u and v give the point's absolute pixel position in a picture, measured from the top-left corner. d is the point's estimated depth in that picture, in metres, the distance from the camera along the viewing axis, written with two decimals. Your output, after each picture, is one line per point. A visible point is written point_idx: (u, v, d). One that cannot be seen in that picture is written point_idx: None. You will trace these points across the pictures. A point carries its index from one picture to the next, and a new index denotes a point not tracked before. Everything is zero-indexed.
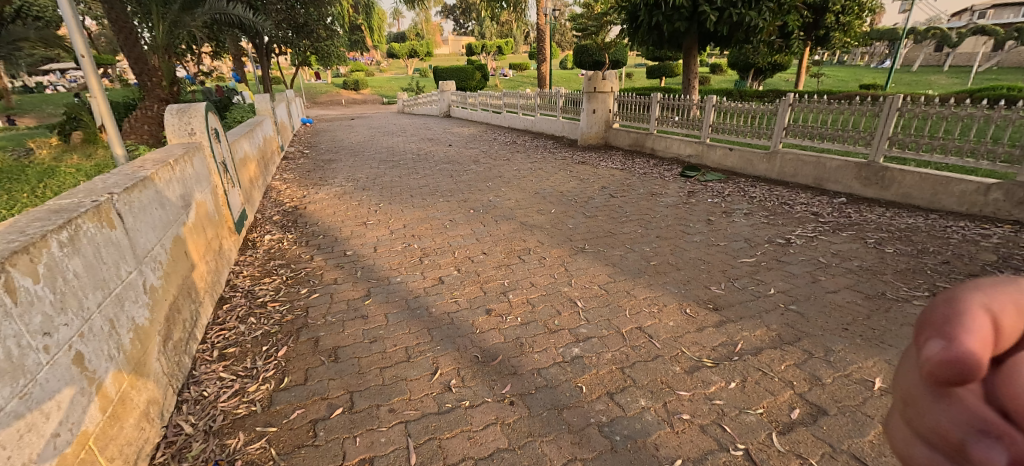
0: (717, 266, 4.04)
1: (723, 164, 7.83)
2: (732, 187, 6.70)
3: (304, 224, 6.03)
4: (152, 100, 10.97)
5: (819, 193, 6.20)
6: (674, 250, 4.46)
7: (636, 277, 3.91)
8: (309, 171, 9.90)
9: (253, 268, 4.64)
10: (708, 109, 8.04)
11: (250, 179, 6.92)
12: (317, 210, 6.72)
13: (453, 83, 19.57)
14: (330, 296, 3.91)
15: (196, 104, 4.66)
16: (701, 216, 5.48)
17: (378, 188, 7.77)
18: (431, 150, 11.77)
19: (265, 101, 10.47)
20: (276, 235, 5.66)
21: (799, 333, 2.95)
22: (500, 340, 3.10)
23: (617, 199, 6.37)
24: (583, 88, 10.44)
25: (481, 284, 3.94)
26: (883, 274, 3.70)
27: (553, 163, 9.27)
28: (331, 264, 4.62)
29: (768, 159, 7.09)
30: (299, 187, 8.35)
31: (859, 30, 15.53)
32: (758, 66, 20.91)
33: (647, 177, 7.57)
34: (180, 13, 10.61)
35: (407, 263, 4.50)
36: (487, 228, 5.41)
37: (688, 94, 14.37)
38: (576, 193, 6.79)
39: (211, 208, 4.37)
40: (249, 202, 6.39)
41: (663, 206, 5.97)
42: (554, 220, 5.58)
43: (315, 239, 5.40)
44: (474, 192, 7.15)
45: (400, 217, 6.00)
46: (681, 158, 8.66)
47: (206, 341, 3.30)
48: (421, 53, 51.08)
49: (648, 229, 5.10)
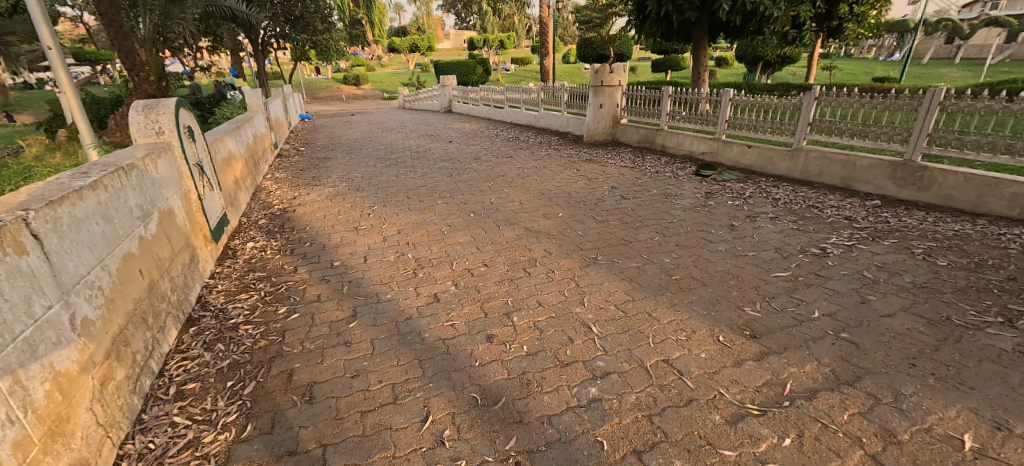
0: (748, 282, 3.57)
1: (741, 163, 7.33)
2: (753, 188, 6.21)
3: (291, 230, 5.57)
4: (140, 96, 10.51)
5: (848, 195, 5.71)
6: (698, 261, 3.99)
7: (657, 294, 3.45)
8: (302, 170, 9.45)
9: (229, 282, 4.19)
10: (724, 104, 7.54)
11: (235, 180, 6.48)
12: (306, 213, 6.26)
13: (454, 77, 19.06)
14: (310, 318, 3.45)
15: (166, 100, 4.21)
16: (723, 221, 5.01)
17: (373, 189, 7.30)
18: (431, 147, 11.30)
19: (256, 98, 10.03)
20: (259, 242, 5.21)
21: (859, 371, 2.48)
22: (503, 376, 2.64)
23: (629, 201, 5.89)
24: (590, 81, 9.91)
25: (482, 303, 3.48)
26: (942, 292, 3.23)
27: (558, 161, 8.79)
28: (315, 277, 4.17)
29: (790, 157, 6.59)
30: (291, 188, 7.90)
31: (873, 21, 14.91)
32: (767, 59, 20.33)
33: (660, 176, 7.10)
34: (169, 4, 10.13)
35: (399, 277, 4.04)
36: (489, 234, 4.95)
37: (698, 88, 13.88)
38: (585, 194, 6.31)
39: (181, 217, 3.91)
40: (233, 205, 5.95)
41: (679, 209, 5.49)
42: (562, 225, 5.11)
43: (300, 247, 4.94)
44: (475, 193, 6.69)
45: (396, 222, 5.54)
46: (694, 155, 8.17)
47: (163, 375, 2.87)
48: (421, 47, 50.48)
49: (666, 236, 4.63)
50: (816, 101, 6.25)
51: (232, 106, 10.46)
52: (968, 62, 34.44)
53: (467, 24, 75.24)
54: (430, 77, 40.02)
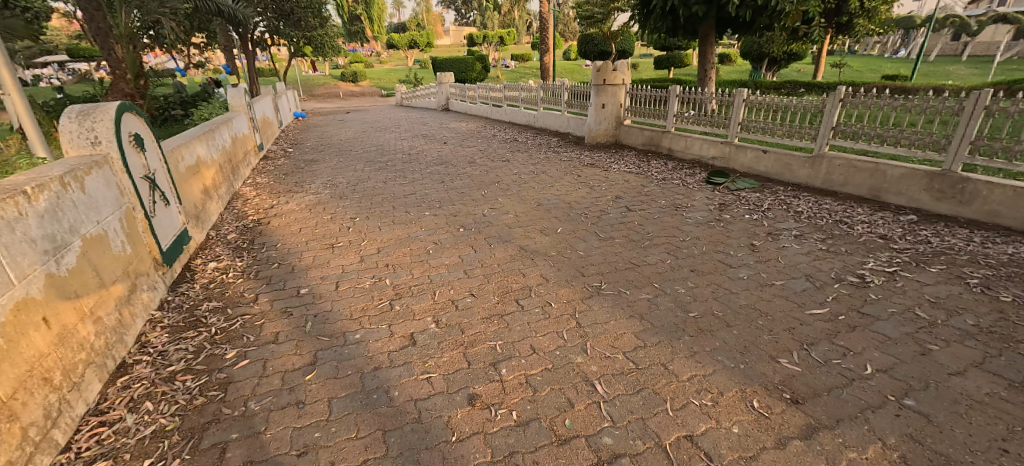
0: (780, 322, 3.03)
1: (755, 169, 6.78)
2: (771, 198, 5.66)
3: (260, 247, 5.02)
4: (115, 95, 9.83)
5: (878, 208, 5.17)
6: (718, 292, 3.44)
7: (673, 338, 2.91)
8: (286, 174, 8.90)
9: (179, 315, 3.64)
10: (737, 105, 7.00)
11: (205, 189, 5.92)
12: (281, 225, 5.72)
13: (451, 75, 18.46)
14: (261, 366, 2.91)
15: (105, 104, 3.65)
16: (742, 239, 4.47)
17: (358, 197, 6.76)
18: (424, 148, 10.75)
19: (239, 96, 9.45)
20: (222, 262, 4.64)
21: (936, 459, 1.98)
22: (486, 459, 2.11)
23: (635, 214, 5.35)
24: (591, 79, 9.34)
25: (465, 348, 2.92)
26: (1015, 344, 2.71)
27: (557, 165, 8.24)
28: (277, 309, 3.61)
29: (810, 164, 6.04)
30: (270, 195, 7.35)
31: (884, 16, 14.30)
32: (772, 56, 19.74)
33: (667, 184, 6.55)
34: None
35: (373, 309, 3.49)
36: (478, 254, 4.41)
37: (704, 87, 13.32)
38: (587, 204, 5.76)
39: (117, 242, 3.35)
40: (199, 218, 5.40)
41: (692, 223, 4.95)
42: (561, 244, 4.55)
43: (266, 269, 4.38)
44: (467, 202, 6.15)
45: (377, 237, 5.00)
46: (704, 160, 7.62)
47: (69, 448, 2.35)
48: (421, 44, 49.69)
49: (679, 258, 4.09)
50: (841, 103, 5.69)
51: (214, 106, 9.85)
52: (976, 59, 33.70)
53: (468, 20, 74.57)
54: (429, 74, 39.56)
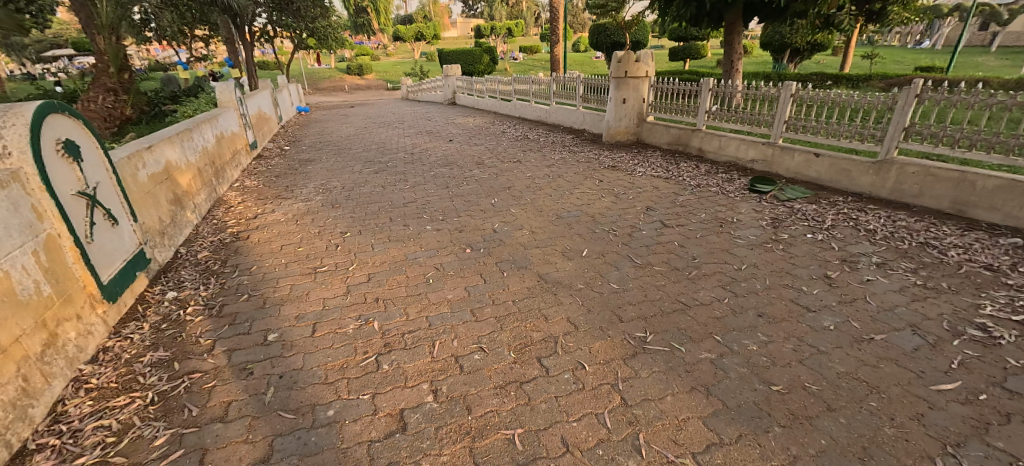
0: (901, 405, 2.25)
1: (805, 174, 5.93)
2: (832, 213, 4.83)
3: (232, 270, 4.26)
4: (96, 89, 9.08)
5: (968, 227, 4.33)
6: (802, 353, 2.65)
7: (759, 429, 2.13)
8: (278, 176, 8.16)
9: (113, 371, 2.89)
10: (784, 100, 6.14)
11: (176, 198, 5.15)
12: (262, 241, 4.96)
13: (457, 67, 17.54)
14: (199, 462, 2.17)
15: (22, 104, 2.92)
16: (812, 269, 3.66)
17: (353, 205, 6.01)
18: (428, 147, 9.97)
19: (228, 92, 8.69)
20: (183, 292, 3.88)
21: None
22: None
23: (674, 230, 4.54)
24: (611, 71, 8.48)
25: (474, 440, 2.16)
26: None
27: (575, 167, 7.42)
28: (235, 365, 2.84)
29: (876, 170, 5.20)
30: (255, 201, 6.60)
31: (922, 3, 13.22)
32: (795, 46, 18.63)
33: (705, 192, 5.74)
34: None
35: (357, 368, 2.72)
36: (488, 286, 3.61)
37: (730, 80, 12.29)
38: (615, 218, 4.96)
39: (25, 285, 2.61)
40: (166, 234, 4.64)
41: (745, 245, 4.14)
42: (589, 271, 3.75)
43: (232, 303, 3.62)
44: (474, 213, 5.37)
45: (369, 259, 4.22)
46: (741, 163, 6.78)
47: None
48: (427, 36, 48.64)
49: (740, 295, 3.29)
50: (917, 99, 4.86)
51: (202, 101, 9.10)
52: (1005, 50, 32.19)
53: (476, 11, 73.21)
54: (435, 67, 38.69)
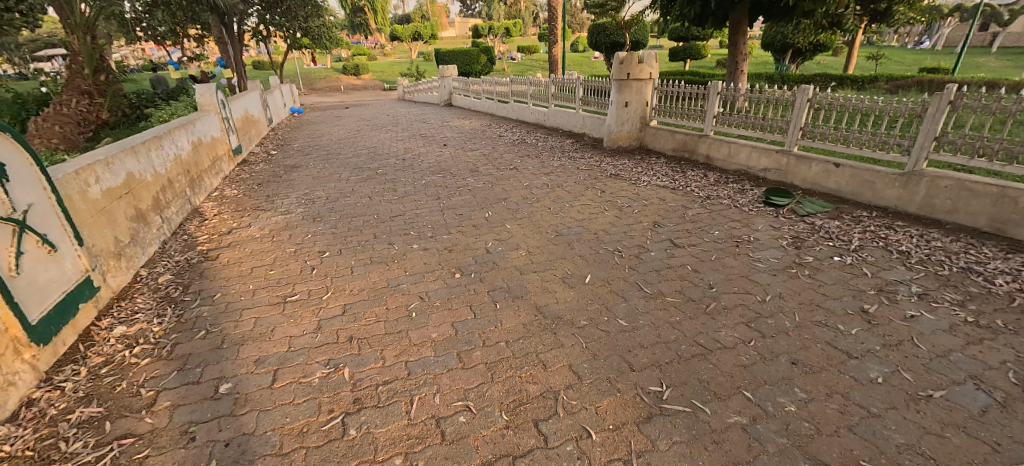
0: None
1: (824, 186, 5.51)
2: (857, 231, 4.41)
3: (193, 297, 3.80)
4: (69, 92, 8.61)
5: (1011, 249, 3.92)
6: (850, 417, 2.24)
7: None
8: (260, 183, 7.70)
9: (33, 433, 2.44)
10: (799, 106, 5.73)
11: (138, 214, 4.66)
12: (232, 261, 4.51)
13: (453, 68, 17.06)
14: None
15: None
16: (846, 302, 3.24)
17: (336, 218, 5.58)
18: (422, 151, 9.53)
19: (209, 94, 8.23)
20: (134, 325, 3.41)
21: None
22: None
23: (686, 251, 4.12)
24: (612, 73, 8.04)
25: None
26: None
27: (576, 175, 6.99)
28: (175, 428, 2.40)
29: (903, 183, 4.80)
30: (233, 213, 6.14)
31: (930, 3, 12.84)
32: (798, 47, 18.26)
33: (716, 205, 5.32)
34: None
35: (320, 433, 2.28)
36: (478, 320, 3.17)
37: (735, 82, 11.85)
38: (620, 235, 4.53)
39: None
40: (123, 255, 4.15)
41: (767, 270, 3.71)
42: (593, 302, 3.32)
43: (186, 341, 3.16)
44: (466, 229, 4.94)
45: (346, 286, 3.77)
46: (752, 171, 6.37)
47: None
48: (425, 35, 48.09)
49: (768, 335, 2.86)
50: (950, 106, 4.46)
51: (181, 104, 8.62)
52: (1006, 50, 31.86)
53: (474, 11, 72.76)
54: (432, 67, 38.26)
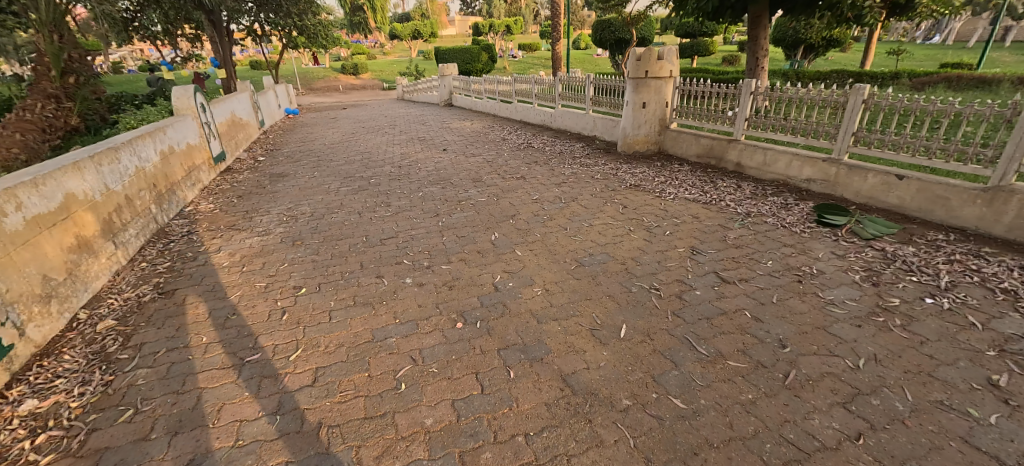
0: None
1: (882, 200, 4.76)
2: (942, 261, 3.64)
3: (131, 353, 3.07)
4: (34, 96, 7.91)
5: None
6: None
7: None
8: (241, 196, 6.97)
9: None
10: (853, 107, 4.94)
11: (81, 243, 3.94)
12: (189, 299, 3.77)
13: (453, 67, 16.25)
14: None
15: None
16: (965, 370, 2.48)
17: (319, 241, 4.85)
18: (420, 157, 8.81)
19: (187, 97, 7.47)
20: (48, 397, 2.68)
21: None
22: None
23: (739, 289, 3.36)
24: (629, 70, 7.29)
25: None
26: None
27: (591, 185, 6.26)
28: None
29: (987, 200, 4.04)
30: (203, 232, 5.42)
31: None
32: (811, 43, 17.44)
33: (760, 224, 4.57)
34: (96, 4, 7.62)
35: None
36: (487, 395, 2.43)
37: (754, 79, 11.02)
38: (653, 266, 3.79)
39: None
40: (53, 296, 3.43)
41: (848, 319, 2.95)
42: (635, 368, 2.58)
43: (108, 426, 2.43)
44: (469, 256, 4.21)
45: (322, 341, 3.02)
46: (792, 181, 5.62)
47: None
48: (424, 33, 47.21)
49: (879, 427, 2.13)
50: None
51: (157, 109, 7.91)
52: (1020, 45, 30.77)
53: (474, 9, 71.95)
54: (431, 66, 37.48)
